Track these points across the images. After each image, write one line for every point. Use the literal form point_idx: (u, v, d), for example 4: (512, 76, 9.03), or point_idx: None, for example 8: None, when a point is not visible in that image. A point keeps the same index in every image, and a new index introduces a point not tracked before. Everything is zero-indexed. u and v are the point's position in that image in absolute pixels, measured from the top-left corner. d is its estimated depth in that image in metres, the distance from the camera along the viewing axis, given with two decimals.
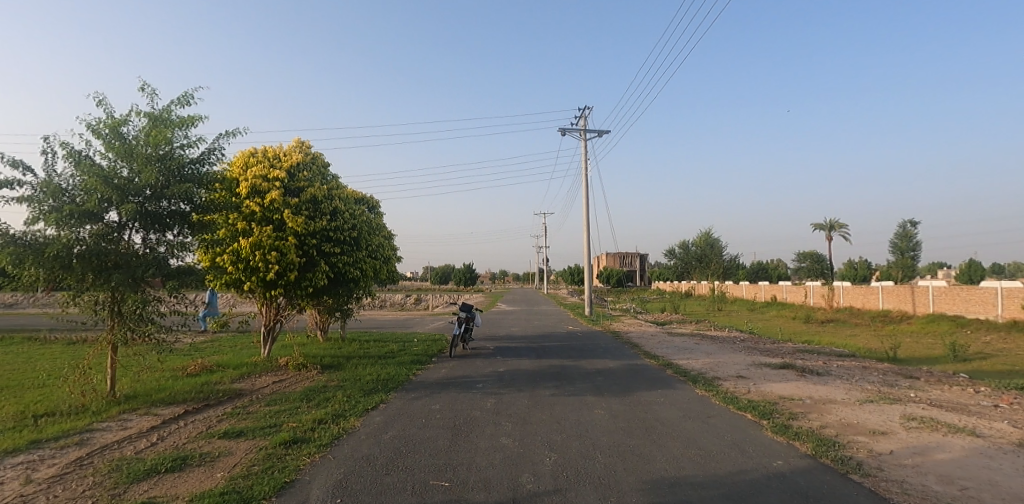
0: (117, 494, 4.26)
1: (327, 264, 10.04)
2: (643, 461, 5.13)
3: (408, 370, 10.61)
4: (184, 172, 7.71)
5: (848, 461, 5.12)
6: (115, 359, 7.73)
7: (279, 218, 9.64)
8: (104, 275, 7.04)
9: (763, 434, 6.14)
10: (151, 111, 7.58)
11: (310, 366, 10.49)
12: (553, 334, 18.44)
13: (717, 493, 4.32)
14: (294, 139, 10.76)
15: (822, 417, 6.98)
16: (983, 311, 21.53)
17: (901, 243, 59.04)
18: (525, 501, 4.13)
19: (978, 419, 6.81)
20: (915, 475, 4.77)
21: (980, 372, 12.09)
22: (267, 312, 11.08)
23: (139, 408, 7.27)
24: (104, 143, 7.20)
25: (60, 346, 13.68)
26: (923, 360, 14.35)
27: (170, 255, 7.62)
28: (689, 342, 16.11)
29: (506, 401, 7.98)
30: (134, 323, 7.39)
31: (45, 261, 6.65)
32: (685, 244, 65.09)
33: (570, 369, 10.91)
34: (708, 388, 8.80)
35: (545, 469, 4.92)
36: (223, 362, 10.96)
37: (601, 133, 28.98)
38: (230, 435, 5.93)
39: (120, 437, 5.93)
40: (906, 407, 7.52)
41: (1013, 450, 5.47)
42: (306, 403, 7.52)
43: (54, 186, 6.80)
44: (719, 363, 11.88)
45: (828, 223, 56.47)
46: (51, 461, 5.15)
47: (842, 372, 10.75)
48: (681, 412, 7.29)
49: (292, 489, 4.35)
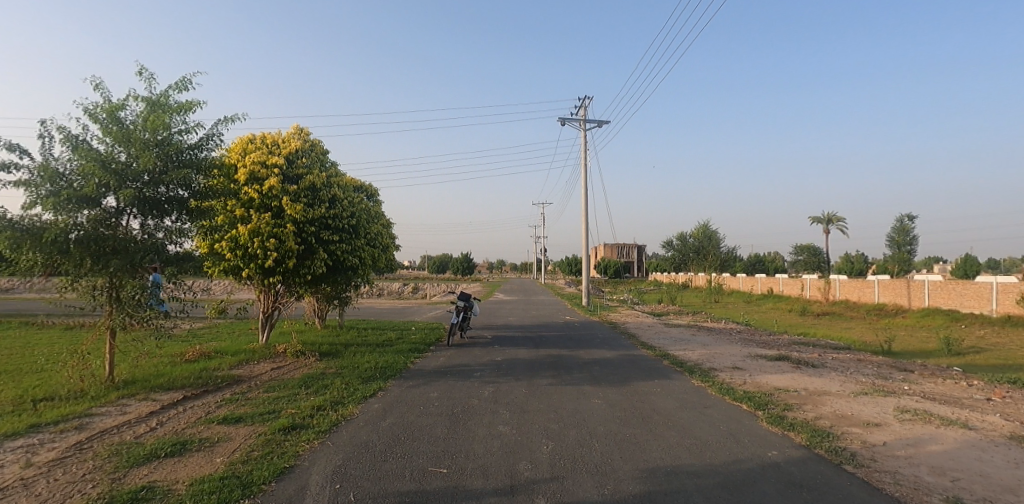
0: (118, 478, 4.29)
1: (326, 252, 10.01)
2: (640, 450, 5.17)
3: (406, 358, 10.64)
4: (183, 157, 7.68)
5: (842, 452, 5.17)
6: (114, 345, 7.71)
7: (277, 206, 9.61)
8: (102, 261, 7.02)
9: (758, 425, 6.19)
10: (149, 96, 7.51)
11: (309, 353, 10.50)
12: (551, 324, 18.52)
13: (712, 481, 4.37)
14: (293, 126, 10.71)
15: (817, 408, 7.03)
16: (977, 306, 21.67)
17: (897, 237, 59.35)
18: (523, 488, 4.17)
19: (971, 412, 6.89)
20: (908, 467, 4.83)
21: (974, 366, 12.19)
22: (266, 299, 11.08)
23: (139, 393, 7.30)
24: (102, 128, 7.14)
25: (57, 331, 13.65)
26: (916, 354, 14.48)
27: (168, 241, 7.61)
28: (687, 334, 16.19)
29: (504, 390, 8.02)
30: (132, 309, 7.31)
31: (43, 247, 6.64)
32: (683, 236, 65.16)
33: (568, 359, 10.93)
34: (705, 379, 8.86)
35: (542, 457, 4.96)
36: (220, 349, 10.93)
37: (600, 124, 28.88)
38: (229, 421, 5.97)
39: (120, 422, 5.97)
40: (900, 399, 7.60)
41: (1004, 443, 5.54)
42: (304, 390, 7.55)
43: (51, 170, 6.75)
44: (716, 354, 11.97)
45: (827, 217, 56.98)
46: (51, 444, 5.17)
47: (837, 364, 10.84)
48: (678, 402, 7.33)
49: (292, 474, 4.39)
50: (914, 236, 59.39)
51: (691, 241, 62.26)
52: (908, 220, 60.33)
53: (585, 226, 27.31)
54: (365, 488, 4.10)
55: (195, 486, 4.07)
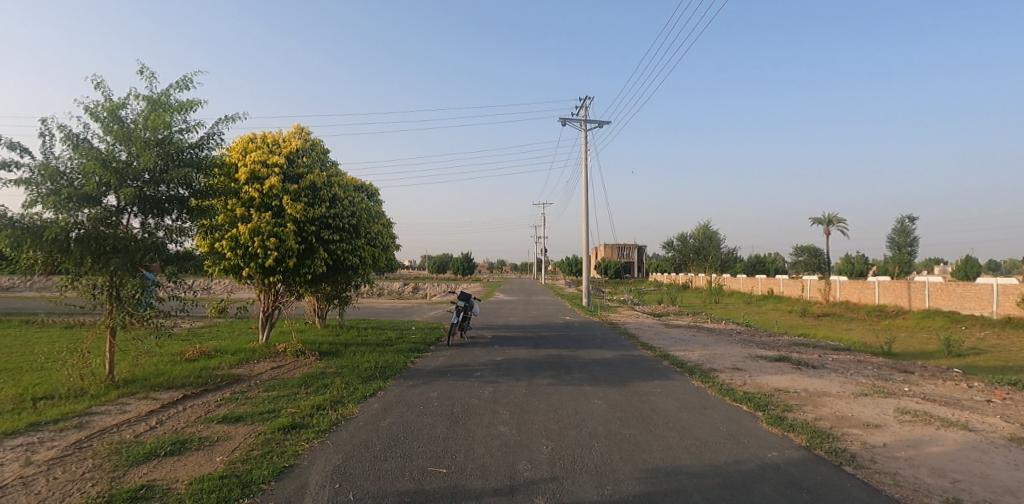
0: (117, 477, 4.29)
1: (326, 251, 10.00)
2: (640, 451, 5.17)
3: (405, 358, 10.63)
4: (183, 156, 7.67)
5: (842, 453, 5.16)
6: (114, 344, 7.71)
7: (277, 205, 9.61)
8: (103, 260, 7.02)
9: (758, 426, 6.19)
10: (150, 95, 7.51)
11: (309, 353, 10.50)
12: (551, 324, 18.53)
13: (712, 482, 4.37)
14: (294, 125, 10.70)
15: (817, 409, 7.03)
16: (978, 307, 21.65)
17: (898, 239, 59.24)
18: (523, 488, 4.17)
19: (971, 414, 6.88)
20: (908, 468, 4.82)
21: (975, 368, 12.18)
22: (266, 298, 11.08)
23: (138, 392, 7.30)
24: (102, 127, 7.14)
25: (57, 330, 13.65)
26: (917, 355, 14.47)
27: (169, 240, 7.60)
28: (687, 334, 16.18)
29: (503, 389, 8.02)
30: (132, 308, 7.32)
31: (43, 245, 6.65)
32: (683, 237, 65.13)
33: (568, 359, 10.93)
34: (705, 380, 8.86)
35: (542, 457, 4.96)
36: (221, 348, 10.93)
37: (601, 124, 28.85)
38: (229, 420, 5.97)
39: (119, 421, 5.97)
40: (900, 400, 7.59)
41: (1005, 444, 5.53)
42: (304, 390, 7.55)
43: (52, 169, 6.75)
44: (716, 355, 11.96)
45: (828, 218, 57.03)
46: (51, 443, 5.17)
47: (837, 365, 10.84)
48: (678, 403, 7.33)
49: (291, 473, 4.39)
50: (914, 237, 59.32)
51: (691, 241, 62.21)
52: (909, 221, 60.30)
53: (585, 226, 27.31)
54: (365, 488, 4.10)
55: (194, 485, 4.07)
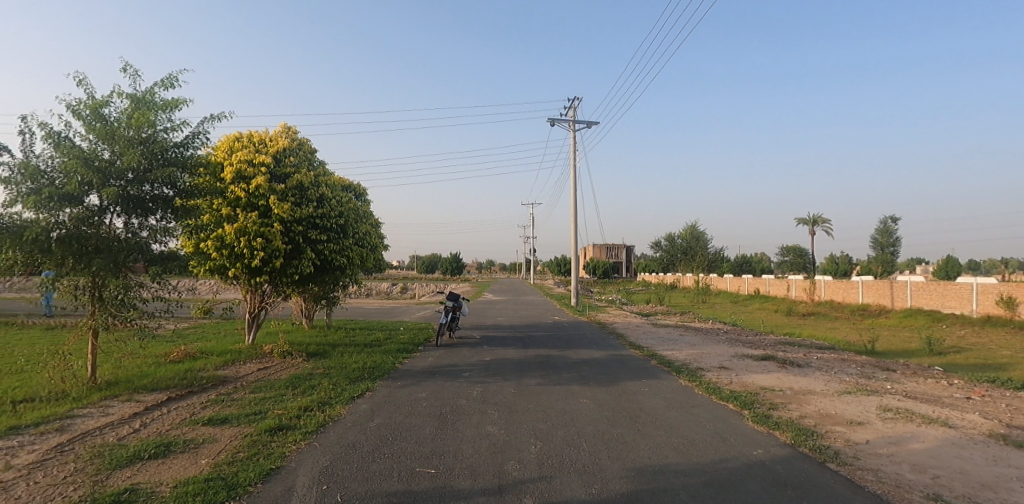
0: (100, 480, 4.25)
1: (313, 251, 9.93)
2: (628, 450, 5.20)
3: (394, 358, 10.58)
4: (167, 155, 7.56)
5: (826, 451, 5.24)
6: (96, 345, 7.58)
7: (264, 204, 9.54)
8: (84, 260, 6.89)
9: (744, 424, 6.26)
10: (134, 93, 7.42)
11: (296, 354, 10.44)
12: (540, 324, 18.58)
13: (699, 480, 4.41)
14: (280, 125, 10.61)
15: (803, 407, 7.12)
16: (958, 306, 22.08)
17: (881, 238, 60.15)
18: (511, 488, 4.17)
19: (952, 411, 7.01)
20: (890, 464, 4.90)
21: (955, 366, 12.42)
22: (253, 300, 10.97)
23: (121, 394, 7.22)
24: (85, 125, 7.05)
25: (38, 331, 13.43)
26: (899, 353, 14.71)
27: (153, 240, 7.50)
28: (674, 333, 16.35)
29: (492, 390, 8.01)
30: (115, 308, 7.23)
31: (24, 245, 6.51)
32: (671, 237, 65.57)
33: (557, 359, 10.96)
34: (691, 379, 8.95)
35: (530, 457, 4.97)
36: (205, 350, 10.82)
37: (589, 125, 28.94)
38: (215, 421, 5.92)
39: (102, 423, 5.89)
40: (883, 398, 7.71)
41: (984, 440, 5.65)
42: (291, 391, 7.51)
43: (32, 167, 6.64)
44: (702, 354, 12.12)
45: (813, 218, 57.92)
46: (32, 446, 5.09)
47: (822, 364, 10.97)
48: (665, 401, 7.39)
49: (278, 475, 4.36)
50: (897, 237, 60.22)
51: (679, 241, 62.72)
52: (891, 222, 61.30)
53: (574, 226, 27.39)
54: (353, 489, 4.09)
55: (179, 488, 4.03)
